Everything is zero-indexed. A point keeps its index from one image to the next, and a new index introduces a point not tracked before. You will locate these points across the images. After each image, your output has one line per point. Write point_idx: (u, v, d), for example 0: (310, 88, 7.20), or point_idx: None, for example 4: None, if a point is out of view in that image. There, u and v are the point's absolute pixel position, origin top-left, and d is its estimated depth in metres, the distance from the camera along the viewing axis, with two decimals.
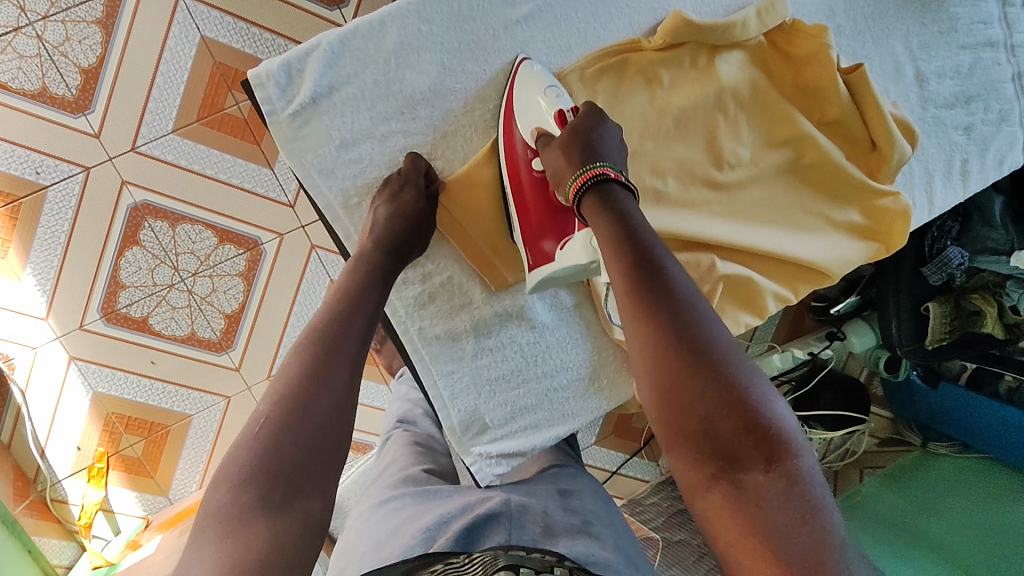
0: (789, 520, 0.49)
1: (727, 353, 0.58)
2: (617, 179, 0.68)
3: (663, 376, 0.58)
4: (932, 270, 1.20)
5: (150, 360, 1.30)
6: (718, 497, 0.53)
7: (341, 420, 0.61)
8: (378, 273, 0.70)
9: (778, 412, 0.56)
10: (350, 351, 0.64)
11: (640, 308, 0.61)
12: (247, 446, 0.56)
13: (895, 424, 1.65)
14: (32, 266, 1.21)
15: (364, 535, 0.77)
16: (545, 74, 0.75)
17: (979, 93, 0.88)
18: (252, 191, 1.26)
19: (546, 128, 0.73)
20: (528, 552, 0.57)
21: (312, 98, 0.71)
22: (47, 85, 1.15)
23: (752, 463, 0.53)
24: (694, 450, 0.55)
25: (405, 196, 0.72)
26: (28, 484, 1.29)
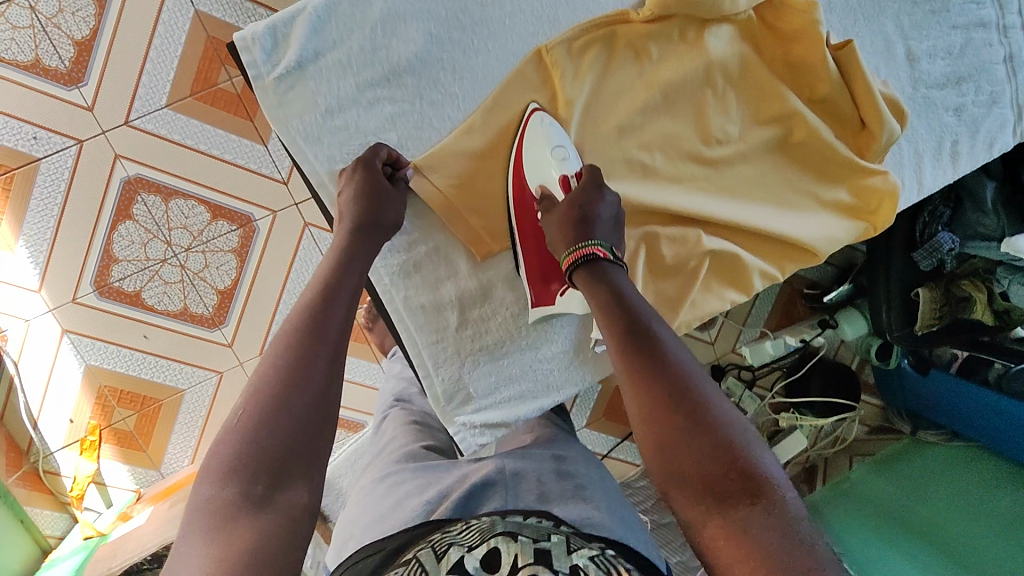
0: (779, 546, 0.47)
1: (716, 401, 0.57)
2: (606, 257, 0.67)
3: (656, 421, 0.56)
4: (923, 255, 1.21)
5: (142, 334, 1.31)
6: (714, 536, 0.49)
7: (322, 410, 0.60)
8: (358, 252, 0.70)
9: (770, 462, 0.53)
10: (333, 331, 0.64)
11: (629, 366, 0.60)
12: (228, 444, 0.56)
13: (885, 413, 1.65)
14: (25, 238, 1.21)
15: (364, 509, 0.78)
16: (553, 132, 0.74)
17: (970, 74, 0.88)
18: (245, 167, 1.27)
19: (548, 186, 0.74)
20: (525, 520, 0.60)
21: (298, 63, 0.71)
22: (41, 57, 1.15)
23: (742, 501, 0.50)
24: (686, 495, 0.52)
25: (361, 175, 0.71)
26: (20, 456, 1.30)
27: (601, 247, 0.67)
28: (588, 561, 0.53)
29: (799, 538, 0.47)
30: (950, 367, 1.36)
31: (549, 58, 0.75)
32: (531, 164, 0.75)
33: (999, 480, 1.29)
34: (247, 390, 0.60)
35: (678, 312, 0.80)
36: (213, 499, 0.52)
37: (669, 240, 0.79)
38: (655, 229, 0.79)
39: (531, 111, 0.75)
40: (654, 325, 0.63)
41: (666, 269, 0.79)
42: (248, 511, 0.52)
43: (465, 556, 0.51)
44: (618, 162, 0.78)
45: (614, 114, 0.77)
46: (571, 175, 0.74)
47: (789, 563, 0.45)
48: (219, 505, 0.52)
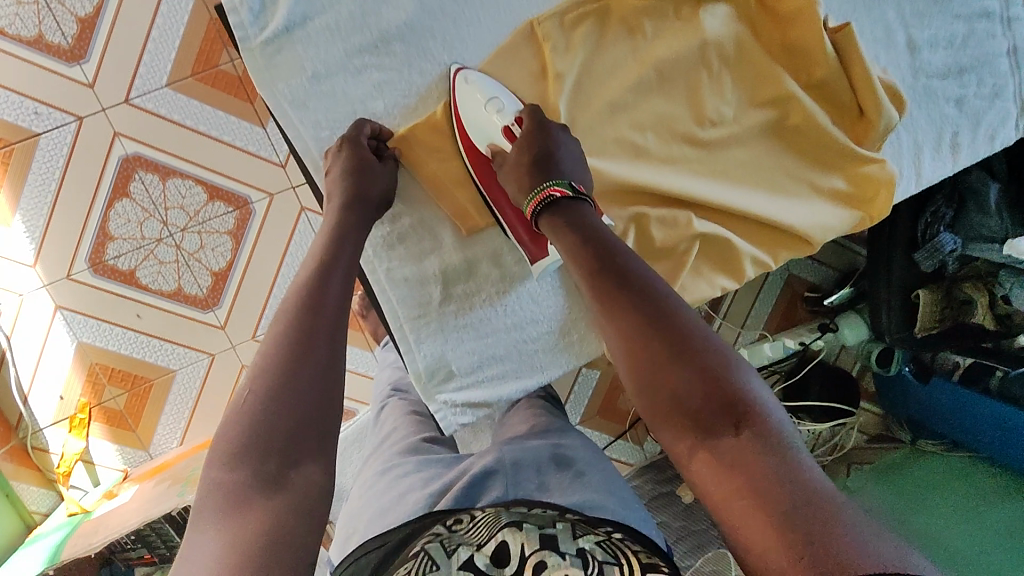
0: (766, 471, 0.46)
1: (690, 325, 0.57)
2: (564, 195, 0.67)
3: (637, 360, 0.56)
4: (924, 256, 1.17)
5: (134, 313, 1.30)
6: (703, 467, 0.50)
7: (329, 383, 0.58)
8: (349, 230, 0.70)
9: (751, 376, 0.53)
10: (331, 308, 0.64)
11: (605, 305, 0.60)
12: (237, 420, 0.54)
13: (885, 421, 1.62)
14: (22, 212, 1.21)
15: (367, 502, 0.77)
16: (483, 84, 0.74)
17: (972, 65, 0.87)
18: (243, 149, 1.26)
19: (497, 144, 0.75)
20: (530, 507, 0.61)
21: (286, 27, 0.71)
22: (44, 33, 1.15)
23: (726, 428, 0.50)
24: (673, 425, 0.53)
25: (347, 154, 0.72)
26: (9, 430, 1.30)
27: (559, 186, 0.68)
28: (595, 544, 0.55)
29: (783, 445, 0.48)
30: (952, 376, 1.34)
31: (541, 32, 0.75)
32: (473, 124, 0.74)
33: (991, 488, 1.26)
34: (250, 367, 0.58)
35: None
36: (220, 483, 0.51)
37: (659, 222, 0.78)
38: (645, 210, 0.78)
39: (455, 72, 0.75)
40: (628, 261, 0.62)
41: (654, 251, 0.78)
42: (259, 492, 0.50)
43: (474, 552, 0.54)
44: (609, 140, 0.77)
45: (606, 90, 0.77)
46: (512, 124, 0.74)
47: (776, 474, 0.46)
48: (228, 489, 0.50)
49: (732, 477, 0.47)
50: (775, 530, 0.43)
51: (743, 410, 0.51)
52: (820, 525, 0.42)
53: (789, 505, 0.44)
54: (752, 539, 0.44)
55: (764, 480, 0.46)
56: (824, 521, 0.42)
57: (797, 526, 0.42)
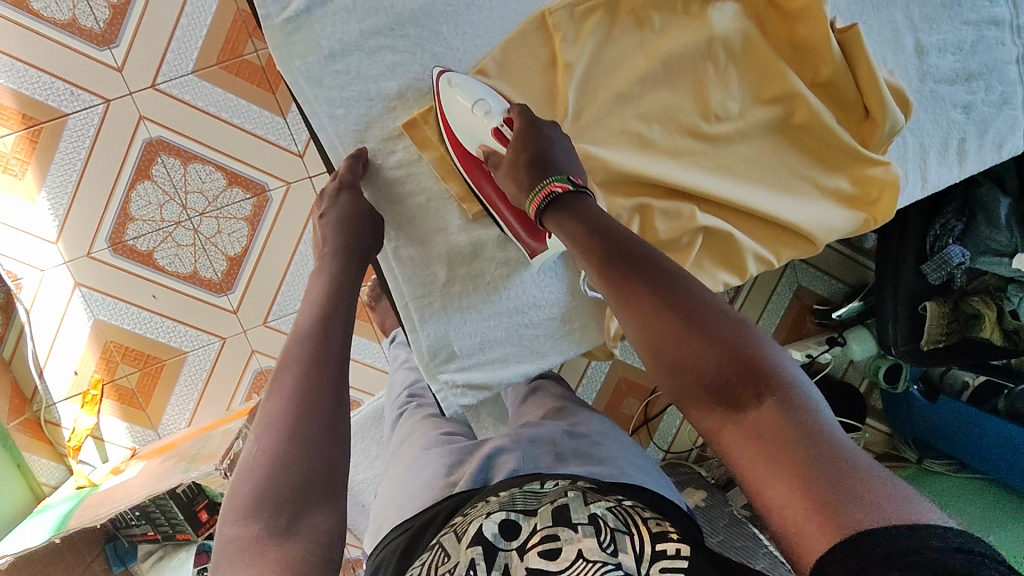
0: (794, 440, 0.46)
1: (706, 298, 0.56)
2: (564, 189, 0.68)
3: (653, 336, 0.56)
4: (932, 267, 1.15)
5: (150, 293, 1.32)
6: (732, 443, 0.49)
7: (337, 433, 0.61)
8: (346, 283, 0.74)
9: (771, 345, 0.53)
10: (332, 359, 0.66)
11: (618, 286, 0.60)
12: (248, 474, 0.56)
13: (893, 440, 1.55)
14: (47, 189, 1.24)
15: (396, 493, 0.77)
16: (471, 87, 0.75)
17: (980, 71, 0.88)
18: (262, 137, 1.28)
19: (487, 145, 0.77)
20: (543, 484, 0.62)
21: (306, 7, 0.74)
22: (77, 17, 1.18)
23: (747, 397, 0.50)
24: (696, 400, 0.52)
25: (347, 200, 0.77)
26: (24, 403, 1.33)
27: (561, 181, 0.69)
28: (606, 511, 0.55)
29: (809, 412, 0.48)
30: (961, 395, 1.34)
31: (551, 21, 0.78)
32: (463, 128, 0.76)
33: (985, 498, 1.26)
34: (260, 423, 0.61)
35: None
36: (239, 537, 0.53)
37: (662, 214, 0.79)
38: (650, 202, 0.79)
39: (439, 76, 0.77)
40: (631, 244, 0.62)
41: (661, 242, 0.79)
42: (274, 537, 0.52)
43: (483, 520, 0.56)
44: (615, 129, 0.80)
45: (613, 81, 0.80)
46: (501, 125, 0.75)
47: (805, 443, 0.46)
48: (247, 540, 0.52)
49: (760, 450, 0.47)
50: (807, 498, 0.43)
51: (762, 375, 0.50)
52: (849, 488, 0.42)
53: (819, 473, 0.44)
54: (785, 510, 0.44)
55: (800, 453, 0.45)
56: (855, 486, 0.42)
57: (828, 492, 0.43)
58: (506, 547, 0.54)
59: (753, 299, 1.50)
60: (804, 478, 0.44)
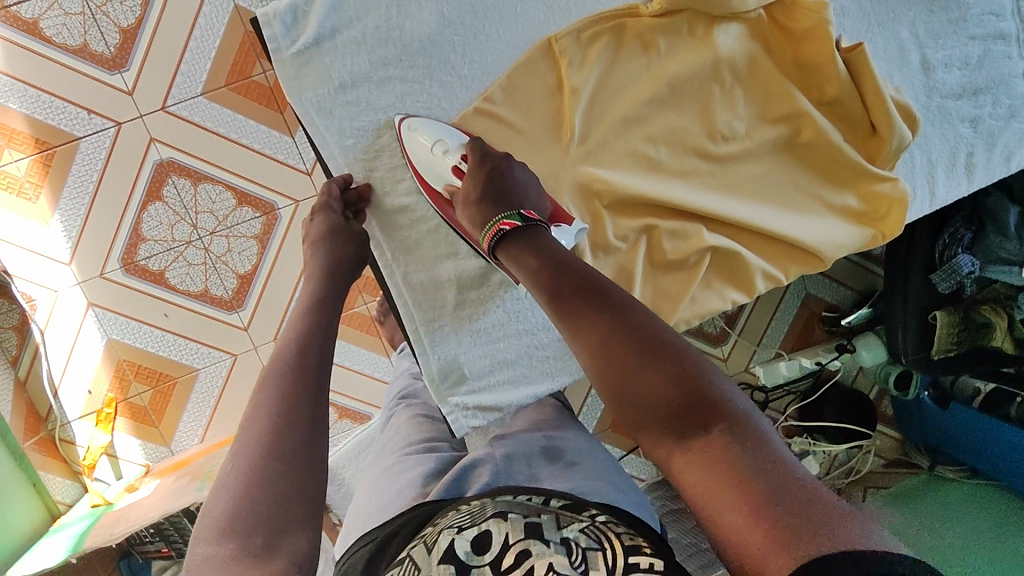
0: (747, 467, 0.47)
1: (654, 330, 0.57)
2: (513, 228, 0.70)
3: (611, 371, 0.57)
4: (942, 277, 1.12)
5: (162, 312, 1.33)
6: (687, 470, 0.50)
7: (316, 454, 0.61)
8: (325, 299, 0.76)
9: (723, 381, 0.54)
10: (308, 375, 0.67)
11: (576, 319, 0.61)
12: (222, 492, 0.56)
13: (904, 446, 1.52)
14: (60, 212, 1.25)
15: (369, 499, 0.77)
16: (428, 128, 0.78)
17: (988, 85, 0.89)
18: (272, 157, 1.30)
19: (452, 182, 0.78)
20: (514, 496, 0.61)
21: (316, 39, 0.76)
22: (88, 42, 1.19)
23: (700, 428, 0.51)
24: (651, 434, 0.53)
25: (321, 220, 0.80)
26: (39, 422, 1.34)
27: (509, 219, 0.70)
28: (578, 533, 0.55)
29: (759, 441, 0.49)
30: (972, 402, 1.33)
31: (558, 47, 0.79)
32: (428, 170, 0.78)
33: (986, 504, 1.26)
34: (239, 438, 0.61)
35: (676, 308, 0.80)
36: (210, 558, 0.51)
37: (670, 234, 0.80)
38: (657, 221, 0.80)
39: (399, 122, 0.79)
40: (588, 274, 0.63)
41: (668, 264, 0.80)
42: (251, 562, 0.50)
43: (454, 538, 0.54)
44: (622, 152, 0.81)
45: (620, 104, 0.81)
46: (460, 161, 0.77)
47: (757, 471, 0.47)
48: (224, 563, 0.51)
49: (711, 478, 0.48)
50: (758, 524, 0.44)
51: (714, 408, 0.51)
52: (800, 514, 0.43)
53: (770, 500, 0.45)
54: (738, 539, 0.45)
55: (750, 480, 0.46)
56: (805, 513, 0.43)
57: (780, 519, 0.43)
58: (479, 564, 0.51)
59: (761, 306, 1.48)
60: (753, 503, 0.45)
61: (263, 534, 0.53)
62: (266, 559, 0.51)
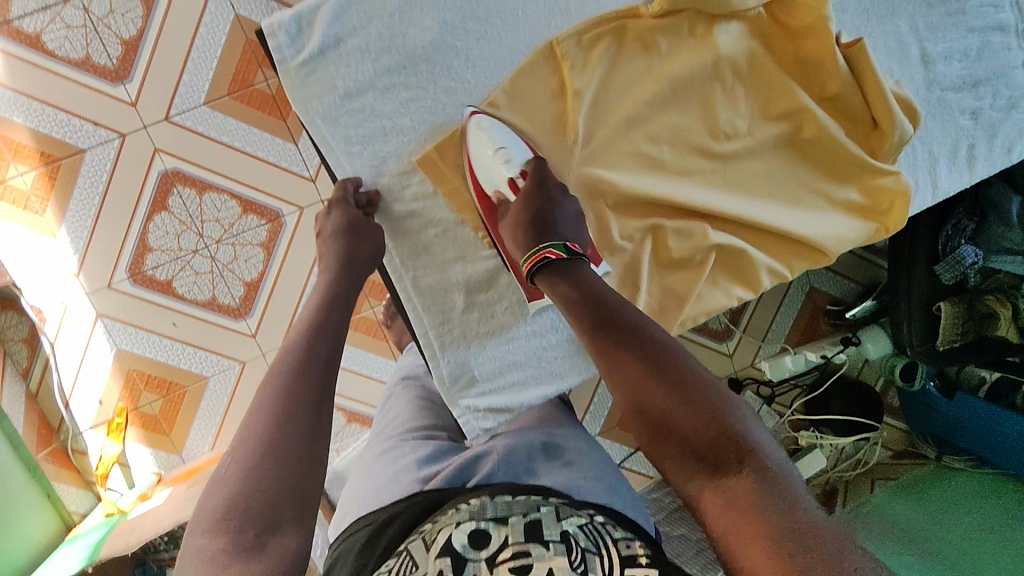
0: (772, 505, 0.51)
1: (687, 368, 0.61)
2: (557, 259, 0.72)
3: (644, 403, 0.60)
4: (944, 268, 1.13)
5: (171, 321, 1.34)
6: (710, 502, 0.53)
7: (313, 452, 0.62)
8: (339, 292, 0.78)
9: (749, 418, 0.58)
10: (316, 373, 0.68)
11: (610, 352, 0.64)
12: (218, 488, 0.58)
13: (911, 437, 1.54)
14: (67, 224, 1.26)
15: (366, 482, 0.81)
16: (496, 133, 0.79)
17: (988, 77, 0.89)
18: (275, 164, 1.30)
19: (503, 190, 0.80)
20: (515, 496, 0.62)
21: (320, 49, 0.77)
22: (90, 54, 1.20)
23: (728, 464, 0.54)
24: (678, 466, 0.57)
25: (336, 215, 0.78)
26: (50, 433, 1.35)
27: (554, 248, 0.72)
28: (578, 529, 0.58)
29: (783, 483, 0.52)
30: (977, 391, 1.32)
31: (559, 50, 0.80)
32: (483, 172, 0.79)
33: (992, 492, 1.25)
34: (241, 434, 0.62)
35: (683, 306, 0.81)
36: (205, 549, 0.53)
37: (675, 233, 0.81)
38: (662, 221, 0.81)
39: (469, 114, 0.80)
40: (623, 310, 0.67)
41: (673, 262, 0.81)
42: (241, 556, 0.52)
43: (453, 532, 0.58)
44: (626, 152, 0.81)
45: (623, 104, 0.81)
46: (517, 176, 0.78)
47: (780, 513, 0.50)
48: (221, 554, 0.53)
49: (734, 513, 0.51)
50: (780, 562, 0.47)
51: (742, 445, 0.55)
52: (818, 554, 0.47)
53: (794, 540, 0.48)
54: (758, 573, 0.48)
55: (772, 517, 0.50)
56: (825, 556, 0.47)
57: (799, 560, 0.47)
58: (476, 559, 0.55)
59: (765, 302, 1.49)
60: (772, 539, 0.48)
61: (253, 530, 0.55)
62: (253, 557, 0.52)
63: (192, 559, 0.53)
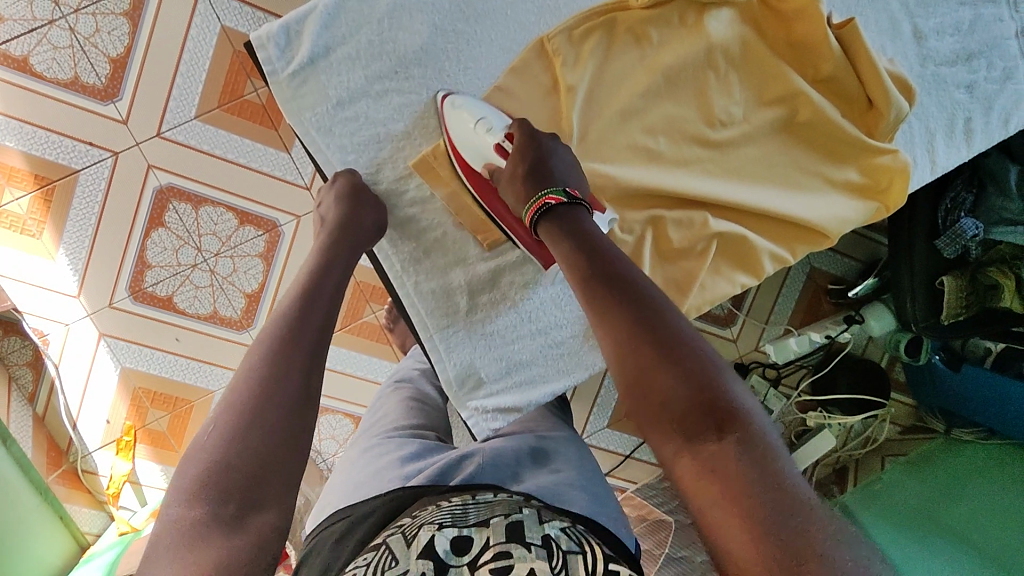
0: (751, 477, 0.49)
1: (680, 332, 0.59)
2: (559, 203, 0.71)
3: (630, 358, 0.58)
4: (945, 242, 1.12)
5: (174, 337, 1.34)
6: (684, 468, 0.52)
7: (299, 421, 0.61)
8: (335, 258, 0.77)
9: (740, 392, 0.55)
10: (307, 343, 0.67)
11: (600, 305, 0.62)
12: (198, 456, 0.57)
13: (919, 412, 1.52)
14: (65, 246, 1.26)
15: (349, 476, 0.81)
16: (471, 107, 0.77)
17: (981, 50, 0.90)
18: (269, 174, 1.29)
19: (493, 162, 0.79)
20: (495, 496, 0.64)
21: (310, 58, 0.77)
22: (79, 74, 1.18)
23: (706, 432, 0.53)
24: (657, 428, 0.55)
25: (341, 181, 0.79)
26: (60, 455, 1.35)
27: (554, 194, 0.72)
28: (559, 533, 0.57)
29: (766, 454, 0.51)
30: (984, 362, 1.33)
31: (551, 47, 0.79)
32: (469, 146, 0.78)
33: (998, 459, 1.25)
34: (224, 398, 0.62)
35: (687, 296, 0.81)
36: (181, 519, 0.53)
37: (675, 223, 0.81)
38: (661, 213, 0.81)
39: (442, 99, 0.79)
40: (617, 265, 0.65)
41: (674, 253, 0.81)
42: (219, 532, 0.52)
43: (435, 533, 0.55)
44: (622, 145, 0.81)
45: (617, 97, 0.81)
46: (503, 140, 0.77)
47: (763, 487, 0.49)
48: (190, 525, 0.52)
49: (706, 483, 0.50)
50: (754, 540, 0.46)
51: (725, 416, 0.53)
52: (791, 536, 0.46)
53: (771, 519, 0.47)
54: (728, 541, 0.47)
55: (749, 493, 0.48)
56: (802, 536, 0.46)
57: (775, 542, 0.46)
58: (458, 563, 0.53)
59: (765, 285, 1.49)
60: (748, 517, 0.47)
61: (235, 504, 0.54)
62: (233, 532, 0.52)
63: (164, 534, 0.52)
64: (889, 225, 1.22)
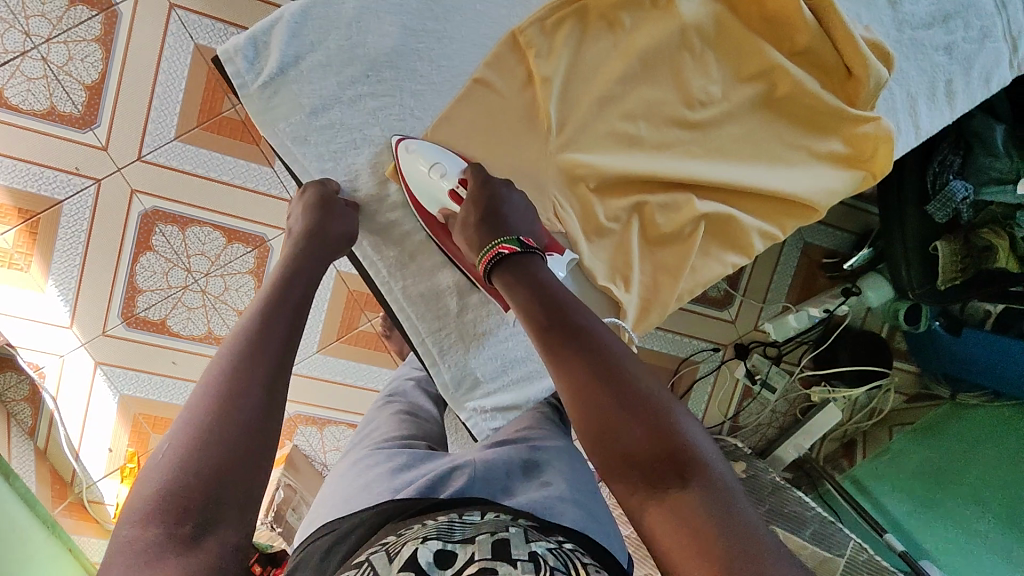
0: (718, 528, 0.53)
1: (636, 381, 0.61)
2: (512, 253, 0.71)
3: (592, 411, 0.60)
4: (936, 206, 1.11)
5: (170, 360, 1.33)
6: (654, 520, 0.55)
7: (260, 433, 0.61)
8: (300, 267, 0.77)
9: (698, 436, 0.58)
10: (268, 361, 0.66)
11: (557, 357, 0.63)
12: (154, 473, 0.56)
13: (923, 379, 1.44)
14: (54, 278, 1.24)
15: (338, 489, 0.80)
16: (425, 151, 0.77)
17: (957, 10, 0.89)
18: (254, 190, 1.29)
19: (447, 207, 0.79)
20: (483, 516, 0.62)
21: (280, 69, 0.76)
22: (55, 103, 1.17)
23: (671, 483, 0.56)
24: (623, 478, 0.58)
25: (312, 189, 0.78)
26: (65, 487, 1.35)
27: (508, 243, 0.72)
28: (545, 551, 0.55)
29: (729, 502, 0.54)
30: (984, 324, 1.30)
31: (523, 39, 0.79)
32: (425, 193, 0.78)
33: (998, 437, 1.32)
34: (182, 415, 0.60)
35: (679, 279, 0.81)
36: (134, 540, 0.52)
37: (661, 208, 0.80)
38: (647, 197, 0.80)
39: (396, 142, 0.78)
40: (574, 312, 0.66)
41: (663, 238, 0.81)
42: (174, 550, 0.51)
43: (418, 547, 0.54)
44: (602, 133, 0.80)
45: (593, 85, 0.80)
46: (457, 186, 0.78)
47: (732, 538, 0.52)
48: (144, 545, 0.51)
49: (677, 535, 0.53)
50: None
51: (686, 466, 0.56)
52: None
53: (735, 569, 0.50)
54: None
55: (718, 547, 0.51)
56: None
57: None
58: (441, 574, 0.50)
59: (761, 262, 1.47)
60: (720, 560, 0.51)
61: (191, 523, 0.53)
62: (188, 551, 0.51)
63: (118, 552, 0.51)
64: (879, 194, 1.21)
